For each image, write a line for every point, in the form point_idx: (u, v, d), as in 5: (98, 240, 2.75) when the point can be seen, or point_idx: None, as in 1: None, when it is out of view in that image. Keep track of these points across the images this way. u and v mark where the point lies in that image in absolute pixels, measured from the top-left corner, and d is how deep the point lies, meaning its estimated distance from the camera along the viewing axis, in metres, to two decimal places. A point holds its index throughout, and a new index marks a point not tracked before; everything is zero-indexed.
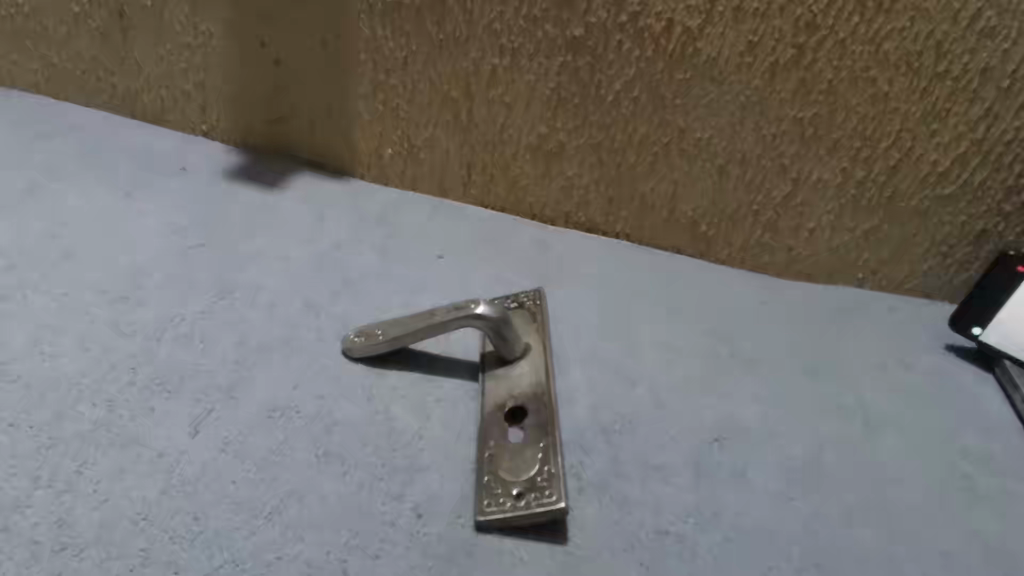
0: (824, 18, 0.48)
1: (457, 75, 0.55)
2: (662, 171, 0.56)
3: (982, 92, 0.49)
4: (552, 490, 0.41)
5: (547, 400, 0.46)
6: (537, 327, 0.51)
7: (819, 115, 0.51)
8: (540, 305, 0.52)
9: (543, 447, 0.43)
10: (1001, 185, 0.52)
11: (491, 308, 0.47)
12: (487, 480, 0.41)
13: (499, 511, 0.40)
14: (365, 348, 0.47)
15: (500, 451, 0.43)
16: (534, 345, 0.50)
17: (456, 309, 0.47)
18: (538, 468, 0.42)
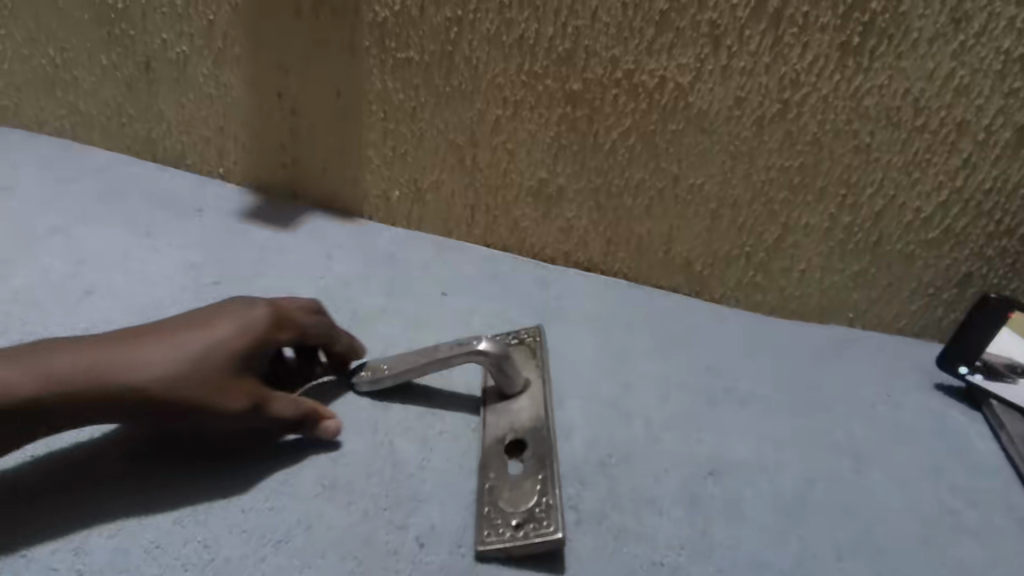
0: (807, 76, 0.50)
1: (463, 125, 0.58)
2: (656, 214, 0.59)
3: (959, 144, 0.51)
4: (550, 520, 0.42)
5: (546, 433, 0.47)
6: (538, 362, 0.53)
7: (805, 164, 0.54)
8: (541, 340, 0.54)
9: (542, 478, 0.44)
10: (982, 231, 0.54)
11: (493, 344, 0.49)
12: (487, 511, 0.43)
13: (499, 540, 0.41)
14: (374, 380, 0.49)
15: (500, 483, 0.44)
16: (534, 380, 0.51)
17: (459, 345, 0.49)
18: (537, 499, 0.43)
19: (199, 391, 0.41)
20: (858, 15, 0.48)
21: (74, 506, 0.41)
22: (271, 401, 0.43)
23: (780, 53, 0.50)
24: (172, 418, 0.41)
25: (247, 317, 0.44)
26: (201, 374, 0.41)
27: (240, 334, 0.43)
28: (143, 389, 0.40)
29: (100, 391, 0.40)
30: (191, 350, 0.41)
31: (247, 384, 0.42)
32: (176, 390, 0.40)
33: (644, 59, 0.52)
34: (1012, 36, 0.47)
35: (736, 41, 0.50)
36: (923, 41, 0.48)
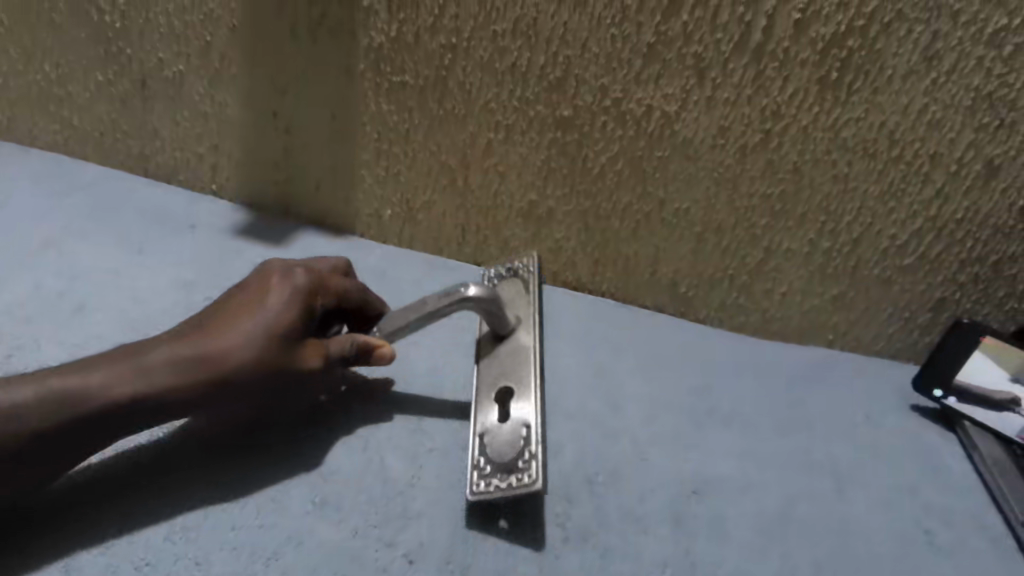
0: (787, 108, 0.52)
1: (455, 147, 0.59)
2: (643, 237, 0.61)
3: (933, 176, 0.53)
4: (531, 474, 0.44)
5: (532, 376, 0.50)
6: (529, 296, 0.56)
7: (786, 192, 0.56)
8: (532, 273, 0.57)
9: (527, 431, 0.46)
10: (955, 258, 0.56)
11: (477, 288, 0.51)
12: (477, 464, 0.46)
13: (485, 493, 0.44)
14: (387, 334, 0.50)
15: (490, 434, 0.47)
16: (523, 318, 0.54)
17: (446, 295, 0.51)
18: (521, 450, 0.45)
19: (273, 358, 0.43)
20: (837, 51, 0.49)
21: (133, 512, 0.43)
22: (337, 355, 0.46)
23: (761, 86, 0.51)
24: (250, 391, 0.44)
25: (292, 285, 0.46)
26: (270, 343, 0.43)
27: (292, 301, 0.46)
28: (225, 368, 0.43)
29: (181, 381, 0.42)
30: (255, 324, 0.44)
31: (315, 343, 0.46)
32: (255, 362, 0.43)
33: (630, 88, 0.53)
34: (982, 75, 0.49)
35: (720, 74, 0.51)
36: (897, 77, 0.49)
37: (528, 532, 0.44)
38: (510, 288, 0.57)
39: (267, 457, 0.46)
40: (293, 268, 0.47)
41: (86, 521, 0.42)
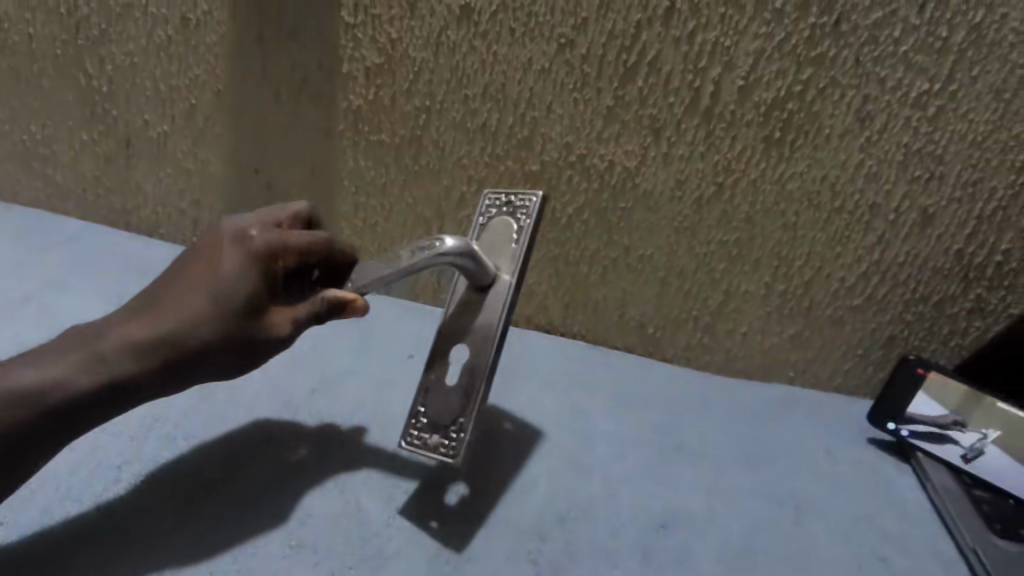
0: (737, 164, 0.55)
1: (429, 199, 0.62)
2: (610, 281, 0.64)
3: (874, 223, 0.56)
4: (455, 450, 0.47)
5: (497, 341, 0.48)
6: (520, 241, 0.50)
7: (741, 239, 0.59)
8: (529, 208, 0.51)
9: (466, 399, 0.48)
10: (900, 298, 0.58)
11: (455, 242, 0.46)
12: (414, 418, 0.50)
13: (409, 444, 0.49)
14: (360, 288, 0.47)
15: (431, 392, 0.50)
16: (507, 269, 0.50)
17: (422, 252, 0.46)
18: (455, 418, 0.48)
19: (239, 328, 0.42)
20: (779, 113, 0.52)
21: (110, 552, 0.43)
22: (308, 312, 0.44)
23: (712, 144, 0.55)
24: (220, 363, 0.43)
25: (245, 247, 0.44)
26: (232, 312, 0.42)
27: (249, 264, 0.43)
28: (190, 343, 0.42)
29: (146, 361, 0.41)
30: (212, 294, 0.42)
31: (285, 308, 0.44)
32: (219, 335, 0.42)
33: (593, 146, 0.57)
34: (911, 132, 0.52)
35: (674, 133, 0.55)
36: (834, 136, 0.53)
37: (457, 529, 0.48)
38: (497, 230, 0.52)
39: (247, 498, 0.48)
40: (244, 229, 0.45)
41: (62, 559, 0.42)
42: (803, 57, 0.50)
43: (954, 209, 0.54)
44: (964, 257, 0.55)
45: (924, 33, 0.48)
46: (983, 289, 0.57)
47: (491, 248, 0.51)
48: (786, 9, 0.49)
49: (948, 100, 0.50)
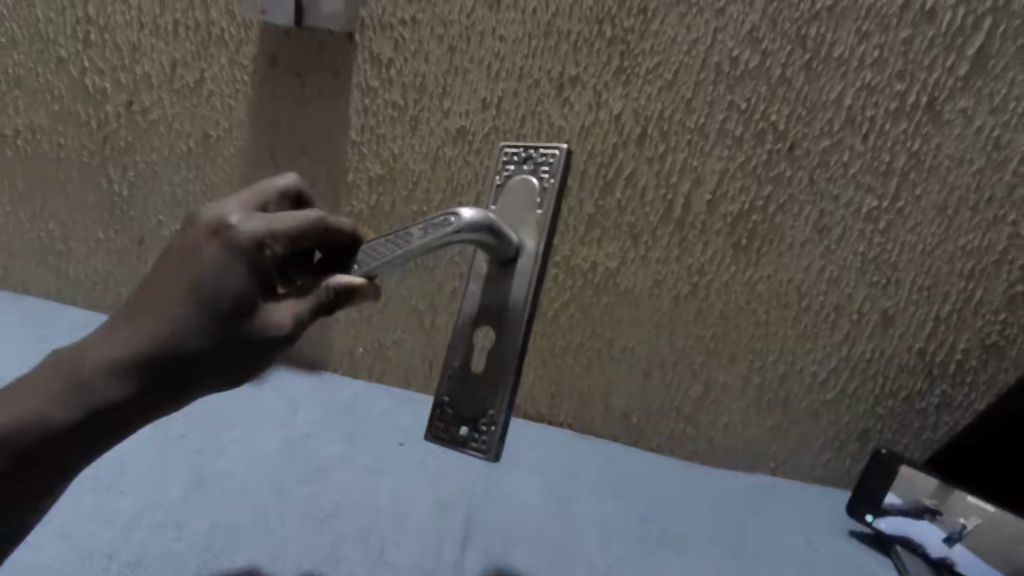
0: (709, 267, 0.60)
1: (426, 295, 0.67)
2: (595, 372, 0.67)
3: (840, 323, 0.59)
4: (488, 447, 0.48)
5: (525, 320, 0.48)
6: (543, 211, 0.48)
7: (717, 333, 0.62)
8: (555, 171, 0.49)
9: (496, 388, 0.49)
10: (870, 393, 0.61)
11: (471, 215, 0.45)
12: (444, 416, 0.51)
13: (441, 439, 0.51)
14: (368, 273, 0.44)
15: (458, 385, 0.51)
16: (531, 243, 0.48)
17: (440, 229, 0.44)
18: (485, 411, 0.49)
19: (228, 326, 0.39)
20: (744, 224, 0.57)
21: None
22: (311, 305, 0.41)
23: (686, 249, 0.59)
24: (216, 370, 0.39)
25: (227, 235, 0.40)
26: (221, 309, 0.39)
27: (231, 256, 0.40)
28: (179, 348, 0.38)
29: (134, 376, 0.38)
30: (198, 294, 0.39)
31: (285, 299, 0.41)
32: (212, 334, 0.39)
33: (576, 249, 0.62)
34: (865, 242, 0.55)
35: (650, 238, 0.60)
36: (797, 244, 0.57)
37: None
38: (518, 191, 0.50)
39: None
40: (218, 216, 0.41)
41: None
42: (763, 176, 0.55)
43: (912, 310, 0.57)
44: (926, 354, 0.58)
45: (868, 158, 0.52)
46: (946, 385, 0.59)
47: (512, 213, 0.50)
48: (745, 136, 0.54)
49: (896, 216, 0.54)
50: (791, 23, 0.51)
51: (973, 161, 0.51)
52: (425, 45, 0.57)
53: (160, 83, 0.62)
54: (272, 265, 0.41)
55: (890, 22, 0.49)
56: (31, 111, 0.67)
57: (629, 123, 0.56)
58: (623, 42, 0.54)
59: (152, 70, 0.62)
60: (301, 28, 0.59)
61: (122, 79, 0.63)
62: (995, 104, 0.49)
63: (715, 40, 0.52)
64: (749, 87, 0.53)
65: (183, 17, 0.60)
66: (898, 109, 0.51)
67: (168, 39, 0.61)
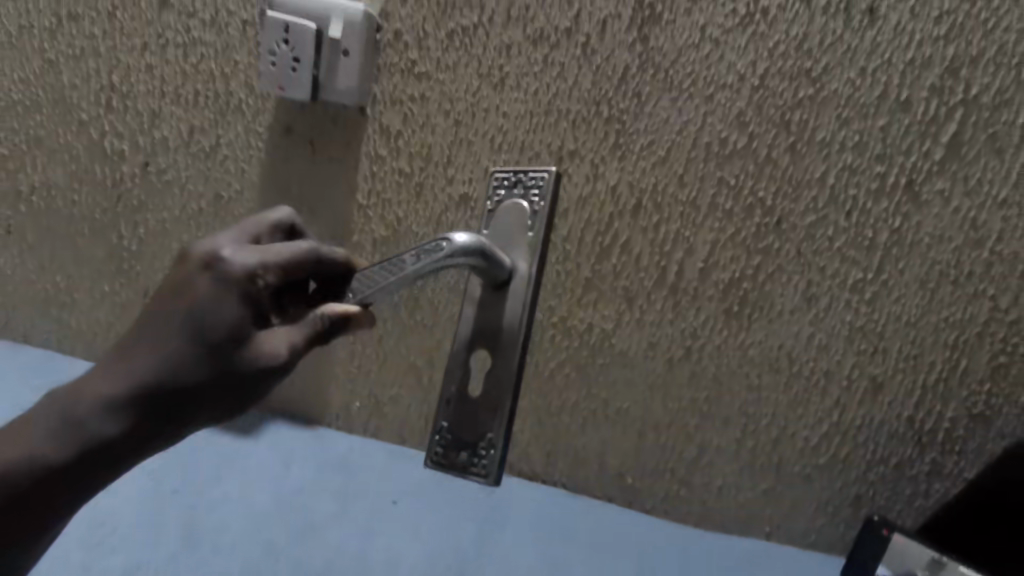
0: (702, 331, 0.61)
1: (425, 351, 0.68)
2: (590, 432, 0.67)
3: (830, 388, 0.60)
4: (488, 472, 0.48)
5: (522, 342, 0.48)
6: (535, 234, 0.49)
7: (710, 396, 0.63)
8: (546, 193, 0.50)
9: (495, 412, 0.49)
10: (862, 459, 0.61)
11: (463, 240, 0.45)
12: (441, 442, 0.50)
13: (439, 466, 0.50)
14: (363, 301, 0.44)
15: (454, 411, 0.51)
16: (524, 266, 0.49)
17: (433, 255, 0.44)
18: (484, 435, 0.49)
19: (223, 359, 0.36)
20: (736, 291, 0.59)
21: None
22: (305, 333, 0.39)
23: (680, 313, 0.61)
24: (210, 407, 0.36)
25: (219, 264, 0.37)
26: (213, 341, 0.36)
27: (225, 287, 0.37)
28: (169, 386, 0.35)
29: (122, 418, 0.35)
30: (191, 328, 0.36)
31: (280, 330, 0.38)
32: (205, 370, 0.36)
33: (573, 311, 0.64)
34: (852, 312, 0.57)
35: (645, 302, 0.62)
36: (786, 311, 0.58)
37: None
38: (508, 213, 0.50)
39: None
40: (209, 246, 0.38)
41: None
42: (753, 247, 0.57)
43: (900, 378, 0.58)
44: (915, 423, 0.59)
45: (852, 234, 0.55)
46: (936, 453, 0.60)
47: (503, 236, 0.51)
48: (735, 210, 0.57)
49: (881, 287, 0.56)
50: (776, 109, 0.54)
51: (951, 239, 0.53)
52: (433, 119, 0.60)
53: (177, 147, 0.65)
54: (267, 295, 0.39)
55: (868, 111, 0.52)
56: (49, 169, 0.69)
57: (624, 195, 0.59)
58: (619, 122, 0.57)
59: (170, 134, 0.66)
60: (315, 102, 0.61)
61: (140, 142, 0.66)
62: (970, 186, 0.52)
63: (704, 122, 0.56)
64: (737, 165, 0.56)
65: (205, 88, 0.63)
66: (879, 189, 0.54)
67: (187, 106, 0.64)
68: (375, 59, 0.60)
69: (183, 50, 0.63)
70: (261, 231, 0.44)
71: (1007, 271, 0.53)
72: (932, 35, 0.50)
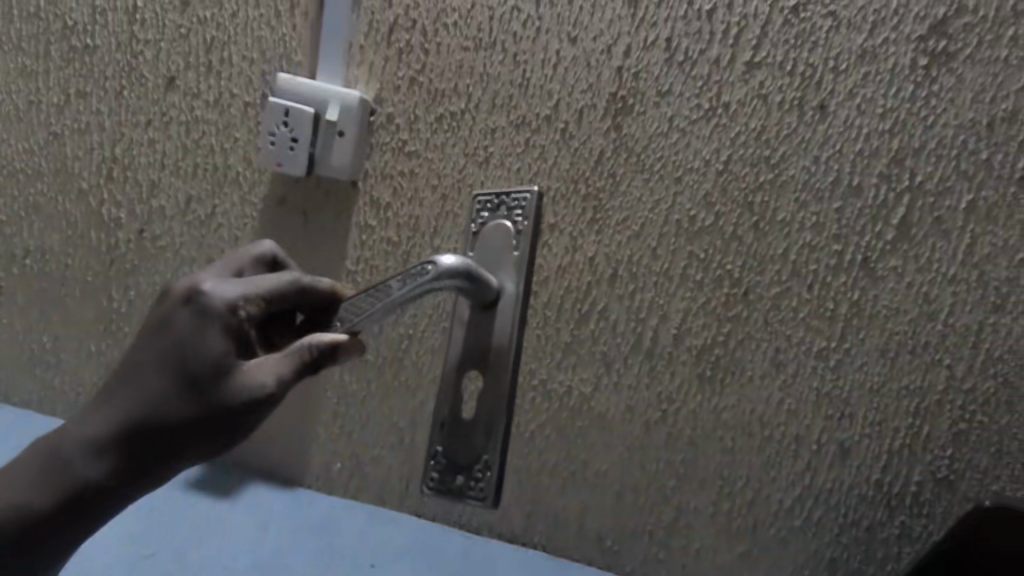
0: (678, 395, 0.63)
1: (408, 413, 0.69)
2: (569, 494, 0.67)
3: (800, 453, 0.60)
4: (485, 492, 0.52)
5: (513, 364, 0.53)
6: (519, 255, 0.54)
7: (686, 459, 0.64)
8: (529, 216, 0.55)
9: (491, 434, 0.53)
10: (834, 522, 0.59)
11: (450, 261, 0.50)
12: (439, 464, 0.55)
13: (435, 487, 0.55)
14: (351, 329, 0.47)
15: (450, 434, 0.55)
16: (511, 288, 0.54)
17: (425, 275, 0.48)
18: (479, 458, 0.53)
19: (205, 396, 0.38)
20: (708, 357, 0.62)
21: None
22: (293, 365, 0.40)
23: (655, 377, 0.63)
24: (199, 442, 0.39)
25: (198, 301, 0.40)
26: (195, 380, 0.38)
27: (205, 324, 0.39)
28: (158, 422, 0.39)
29: (116, 456, 0.39)
30: (175, 364, 0.39)
31: (265, 360, 0.40)
32: (191, 403, 0.39)
33: (553, 373, 0.66)
34: (818, 378, 0.59)
35: (622, 366, 0.64)
36: (756, 376, 0.61)
37: None
38: (495, 235, 0.56)
39: None
40: (189, 285, 0.41)
41: None
42: (723, 316, 0.61)
43: (867, 443, 0.58)
44: (883, 485, 0.58)
45: (815, 304, 0.58)
46: (904, 515, 0.57)
47: (491, 256, 0.56)
48: (704, 281, 0.61)
49: (844, 355, 0.58)
50: (740, 191, 0.59)
51: (907, 311, 0.56)
52: (420, 192, 0.65)
53: (173, 216, 0.71)
54: (247, 327, 0.41)
55: (823, 194, 0.57)
56: (59, 240, 0.75)
57: (602, 267, 0.63)
58: (596, 199, 0.62)
59: (167, 203, 0.71)
60: (310, 176, 0.67)
61: (137, 210, 0.72)
62: (921, 264, 0.55)
63: (674, 201, 0.60)
64: (706, 241, 0.60)
65: (204, 161, 0.70)
66: (837, 264, 0.57)
67: (187, 179, 0.70)
68: (367, 138, 0.66)
69: (185, 127, 0.71)
70: (245, 265, 0.49)
71: (958, 341, 0.55)
72: (878, 129, 0.55)
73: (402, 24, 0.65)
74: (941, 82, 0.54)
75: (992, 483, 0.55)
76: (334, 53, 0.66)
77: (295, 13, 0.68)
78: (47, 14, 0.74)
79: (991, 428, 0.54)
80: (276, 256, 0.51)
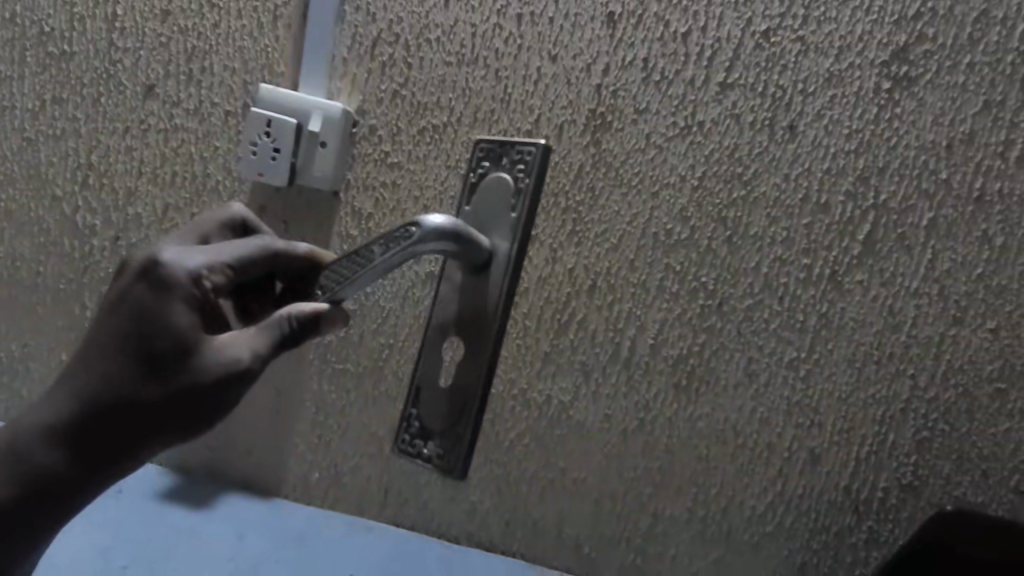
0: (655, 405, 0.64)
1: (388, 422, 0.69)
2: (547, 501, 0.68)
3: (773, 459, 0.62)
4: (455, 461, 0.51)
5: (495, 330, 0.50)
6: (516, 216, 0.51)
7: (664, 466, 0.65)
8: (529, 173, 0.51)
9: (468, 403, 0.51)
10: (805, 527, 0.61)
11: (433, 223, 0.47)
12: (414, 428, 0.54)
13: (408, 450, 0.54)
14: (332, 297, 0.46)
15: (428, 401, 0.54)
16: (501, 249, 0.51)
17: (412, 237, 0.46)
18: (453, 425, 0.52)
19: (176, 373, 0.39)
20: (684, 367, 0.63)
21: None
22: (270, 338, 0.41)
23: (633, 386, 0.64)
24: (169, 427, 0.39)
25: (158, 277, 0.40)
26: (164, 358, 0.39)
27: (167, 301, 0.39)
28: (127, 401, 0.39)
29: (87, 437, 0.39)
30: (140, 343, 0.39)
31: (238, 335, 0.41)
32: (161, 381, 0.39)
33: (532, 383, 0.67)
34: (789, 387, 0.61)
35: (601, 375, 0.65)
36: (730, 385, 0.62)
37: None
38: (495, 191, 0.53)
39: None
40: (145, 261, 0.40)
41: None
42: (698, 327, 0.62)
43: (834, 449, 0.60)
44: (851, 491, 0.59)
45: (785, 316, 0.60)
46: (872, 521, 0.59)
47: (489, 211, 0.53)
48: (680, 293, 0.62)
49: (814, 365, 0.60)
50: (714, 206, 0.61)
51: (872, 324, 0.58)
52: (402, 204, 0.66)
53: (149, 223, 0.70)
54: (212, 301, 0.41)
55: (793, 210, 0.59)
56: (30, 246, 0.73)
57: (581, 277, 0.64)
58: (576, 212, 0.64)
59: (144, 211, 0.71)
60: (291, 186, 0.67)
61: (113, 217, 0.71)
62: (885, 278, 0.58)
63: (651, 215, 0.62)
64: (681, 254, 0.62)
65: (183, 170, 0.70)
66: (807, 277, 0.59)
67: (164, 187, 0.70)
68: (350, 149, 0.66)
69: (163, 135, 0.70)
70: (210, 232, 0.49)
71: (923, 352, 0.57)
72: (845, 148, 0.58)
73: (386, 38, 0.66)
74: (903, 105, 0.56)
75: (954, 488, 0.57)
76: (318, 65, 0.67)
77: (279, 25, 0.68)
78: (22, 20, 0.73)
79: (953, 436, 0.57)
80: (245, 221, 0.51)
